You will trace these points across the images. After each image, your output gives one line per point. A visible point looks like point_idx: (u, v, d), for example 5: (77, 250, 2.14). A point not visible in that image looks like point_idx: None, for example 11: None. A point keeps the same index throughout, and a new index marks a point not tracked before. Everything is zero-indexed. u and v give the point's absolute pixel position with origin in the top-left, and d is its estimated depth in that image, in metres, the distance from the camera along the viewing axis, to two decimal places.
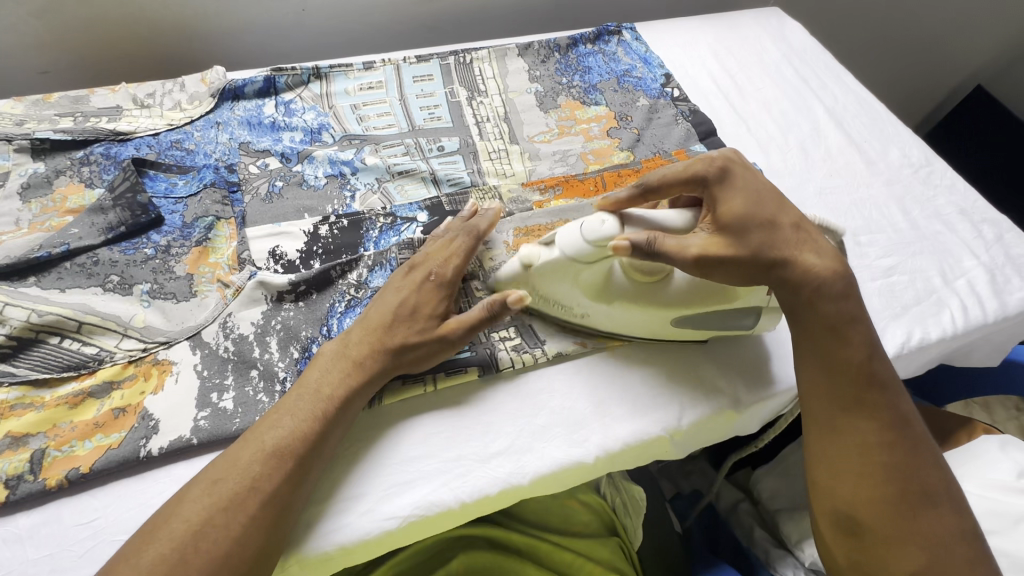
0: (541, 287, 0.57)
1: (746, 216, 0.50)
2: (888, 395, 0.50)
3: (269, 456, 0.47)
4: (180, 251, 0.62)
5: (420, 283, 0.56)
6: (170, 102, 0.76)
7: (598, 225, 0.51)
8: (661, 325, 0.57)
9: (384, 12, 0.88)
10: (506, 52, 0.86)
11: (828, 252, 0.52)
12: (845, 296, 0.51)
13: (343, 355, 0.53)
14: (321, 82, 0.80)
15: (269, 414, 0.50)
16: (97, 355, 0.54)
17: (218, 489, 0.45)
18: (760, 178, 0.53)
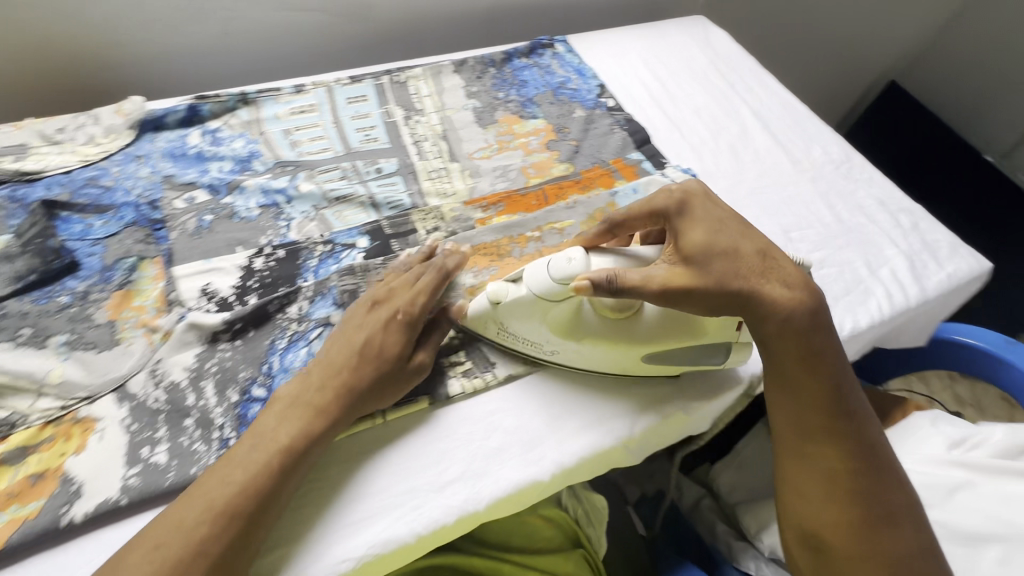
0: (507, 323, 0.56)
1: (709, 247, 0.50)
2: (856, 419, 0.52)
3: (217, 515, 0.44)
4: (99, 297, 0.58)
5: (386, 322, 0.54)
6: (84, 136, 0.71)
7: (566, 264, 0.51)
8: (634, 361, 0.56)
9: (313, 33, 0.87)
10: (441, 69, 0.86)
11: (800, 282, 0.52)
12: (819, 325, 0.52)
13: (296, 403, 0.50)
14: (250, 108, 0.77)
15: (218, 466, 0.47)
16: (9, 420, 0.50)
17: (161, 554, 0.42)
18: (724, 206, 0.54)
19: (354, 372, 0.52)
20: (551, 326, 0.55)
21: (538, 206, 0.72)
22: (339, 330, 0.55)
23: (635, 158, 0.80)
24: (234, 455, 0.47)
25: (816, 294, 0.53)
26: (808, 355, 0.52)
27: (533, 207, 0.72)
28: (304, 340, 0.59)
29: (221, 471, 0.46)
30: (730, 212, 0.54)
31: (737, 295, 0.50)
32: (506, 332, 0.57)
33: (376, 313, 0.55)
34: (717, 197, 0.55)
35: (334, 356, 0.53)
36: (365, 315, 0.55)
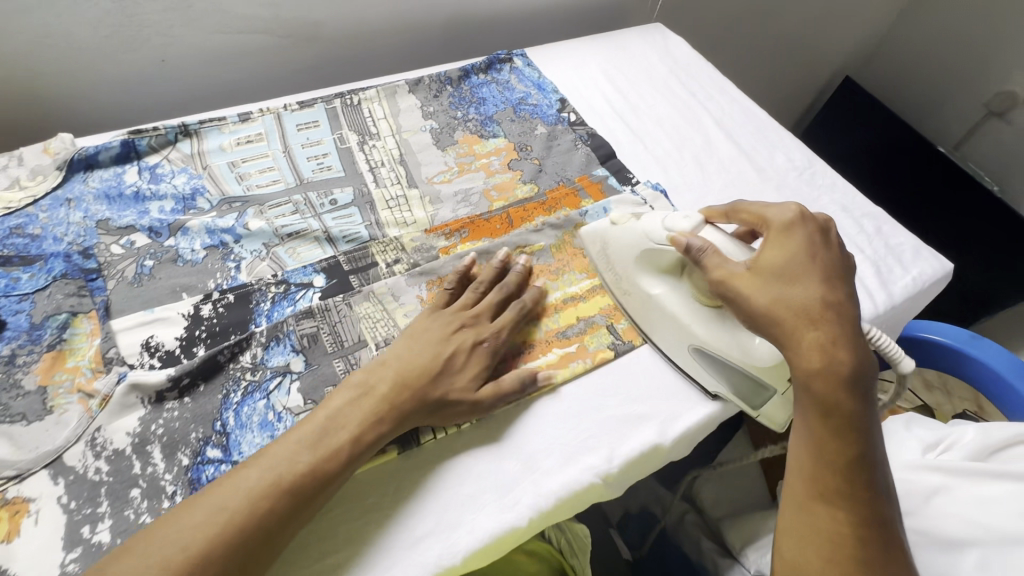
0: (614, 256, 0.65)
1: (791, 273, 0.52)
2: (875, 494, 0.47)
3: (284, 490, 0.44)
4: (28, 360, 0.53)
5: (473, 347, 0.57)
6: (6, 179, 0.65)
7: (680, 220, 0.60)
8: (683, 345, 0.60)
9: (258, 55, 0.83)
10: (395, 89, 0.83)
11: (857, 341, 0.50)
12: (857, 385, 0.49)
13: (320, 441, 0.47)
14: (192, 140, 0.72)
15: (291, 433, 0.48)
16: None
17: (222, 519, 0.42)
18: (832, 244, 0.55)
19: (448, 353, 0.55)
20: (650, 266, 0.63)
21: (504, 230, 0.70)
22: (419, 332, 0.56)
23: (600, 174, 0.78)
24: (267, 455, 0.46)
25: (868, 359, 0.50)
26: (835, 409, 0.48)
27: (498, 232, 0.69)
28: (261, 391, 0.55)
29: (228, 485, 0.44)
30: (836, 258, 0.54)
31: (789, 326, 0.51)
32: (606, 257, 0.66)
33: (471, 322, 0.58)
34: (831, 236, 0.56)
35: (434, 334, 0.56)
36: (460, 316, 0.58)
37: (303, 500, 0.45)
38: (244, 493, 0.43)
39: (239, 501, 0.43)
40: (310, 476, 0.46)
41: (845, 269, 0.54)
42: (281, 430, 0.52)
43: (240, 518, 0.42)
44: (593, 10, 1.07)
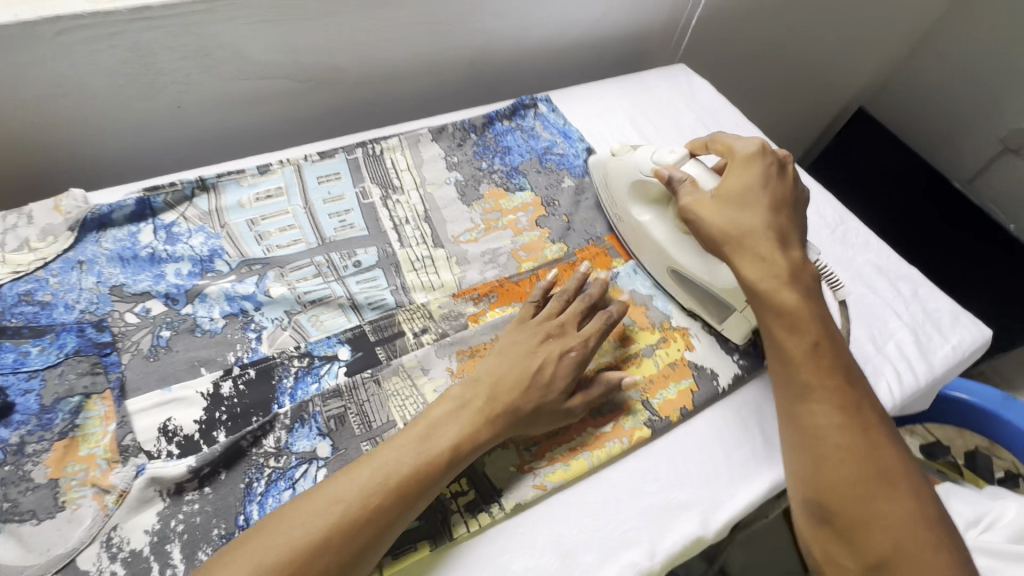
0: (611, 176, 0.72)
1: (743, 198, 0.58)
2: (842, 381, 0.53)
3: (372, 494, 0.46)
4: (38, 449, 0.50)
5: (558, 356, 0.57)
6: (15, 240, 0.62)
7: (666, 154, 0.64)
8: (665, 269, 0.68)
9: (277, 101, 0.80)
10: (418, 138, 0.80)
11: (796, 255, 0.57)
12: (800, 287, 0.55)
13: (385, 461, 0.48)
14: (209, 195, 0.69)
15: (385, 444, 0.49)
16: None
17: (319, 519, 0.44)
18: (787, 180, 0.61)
19: (539, 362, 0.56)
20: (642, 197, 0.68)
21: None
22: (505, 348, 0.58)
23: None
24: (377, 451, 0.48)
25: (806, 266, 0.57)
26: (788, 313, 0.54)
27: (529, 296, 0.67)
28: (286, 479, 0.52)
29: (341, 479, 0.46)
30: (784, 187, 0.60)
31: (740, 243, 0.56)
32: (609, 191, 0.73)
33: (559, 333, 0.59)
34: (786, 172, 0.61)
35: (523, 347, 0.57)
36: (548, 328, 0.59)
37: (398, 507, 0.47)
38: (358, 488, 0.46)
39: (355, 493, 0.45)
40: (415, 476, 0.48)
41: (794, 196, 0.61)
42: None
43: (357, 510, 0.45)
44: (616, 50, 1.04)
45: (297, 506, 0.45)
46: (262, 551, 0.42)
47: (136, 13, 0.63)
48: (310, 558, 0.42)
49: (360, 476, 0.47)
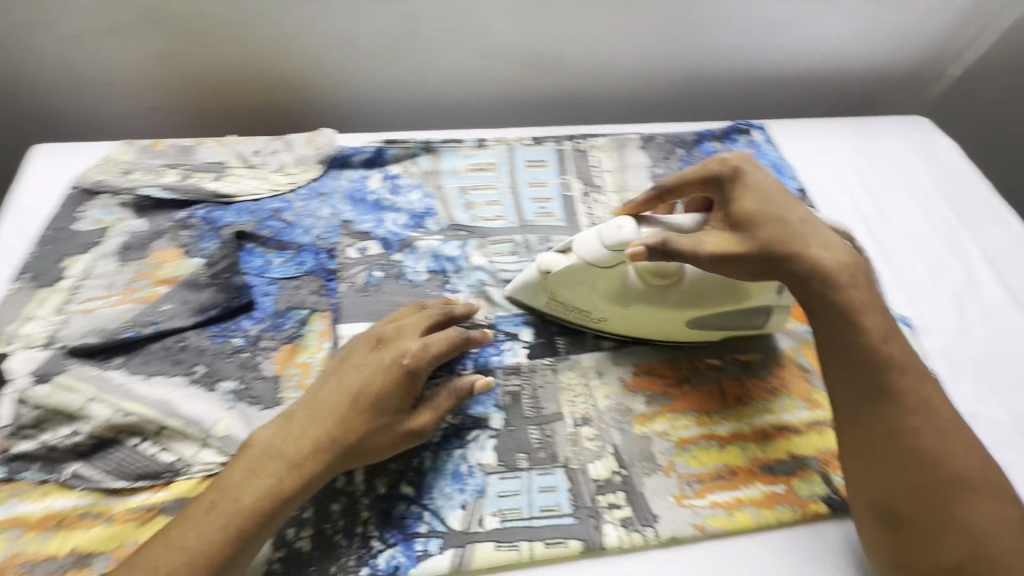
0: (560, 294, 0.60)
1: (750, 212, 0.54)
2: (914, 378, 0.49)
3: (273, 483, 0.46)
4: (270, 345, 0.57)
5: (387, 364, 0.51)
6: (276, 163, 0.72)
7: (614, 231, 0.55)
8: (679, 324, 0.60)
9: (501, 82, 0.84)
10: (626, 143, 0.80)
11: (830, 249, 0.52)
12: (853, 282, 0.51)
13: (272, 451, 0.47)
14: (431, 157, 0.75)
15: (245, 458, 0.47)
16: (175, 465, 0.50)
17: (259, 472, 0.46)
18: (765, 178, 0.57)
19: (388, 372, 0.50)
20: (595, 292, 0.59)
21: None
22: (339, 364, 0.52)
23: None
24: (249, 455, 0.48)
25: (847, 256, 0.53)
26: (850, 311, 0.50)
27: None
28: (458, 438, 0.55)
29: (233, 477, 0.46)
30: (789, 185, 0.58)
31: (780, 258, 0.52)
32: (557, 304, 0.61)
33: (392, 334, 0.53)
34: (757, 171, 0.57)
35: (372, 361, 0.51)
36: (375, 335, 0.54)
37: (291, 494, 0.46)
38: (255, 486, 0.46)
39: (258, 486, 0.46)
40: (276, 480, 0.46)
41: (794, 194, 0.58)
42: (472, 487, 0.52)
43: (255, 501, 0.45)
44: (845, 90, 0.96)
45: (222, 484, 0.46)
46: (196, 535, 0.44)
47: None
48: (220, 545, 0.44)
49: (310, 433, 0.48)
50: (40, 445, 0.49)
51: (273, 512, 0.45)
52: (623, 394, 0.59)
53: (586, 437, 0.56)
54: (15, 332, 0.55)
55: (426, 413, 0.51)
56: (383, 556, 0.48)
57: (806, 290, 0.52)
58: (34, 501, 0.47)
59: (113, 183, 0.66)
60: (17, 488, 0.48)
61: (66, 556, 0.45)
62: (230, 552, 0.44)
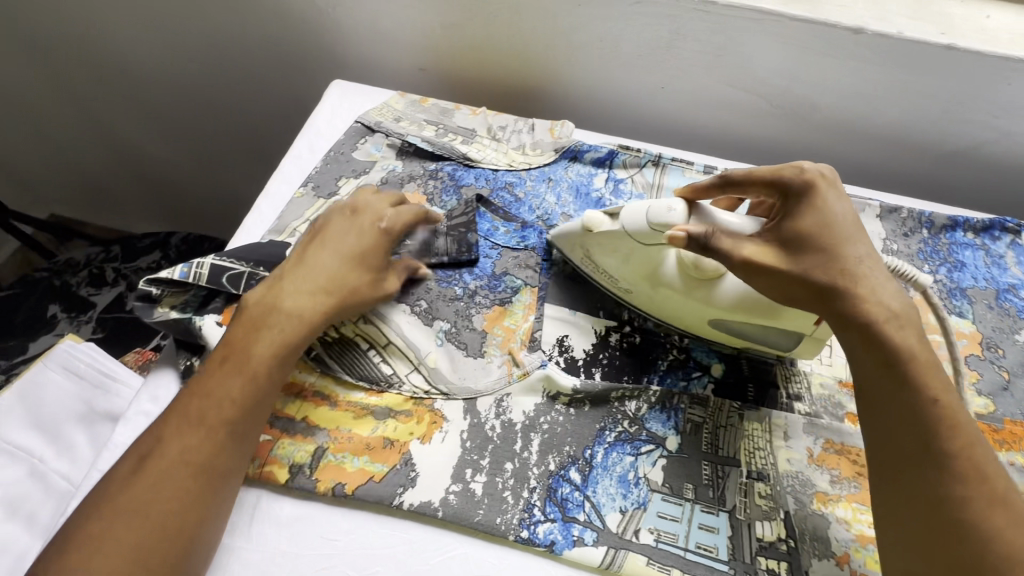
0: (592, 250, 0.62)
1: (806, 237, 0.50)
2: (968, 441, 0.44)
3: (281, 339, 0.52)
4: (482, 303, 0.63)
5: (365, 227, 0.58)
6: (517, 141, 0.78)
7: (664, 209, 0.55)
8: (703, 320, 0.60)
9: (739, 114, 0.83)
10: (864, 208, 0.75)
11: (897, 296, 0.49)
12: (909, 331, 0.48)
13: (272, 312, 0.53)
14: (657, 171, 0.76)
15: (247, 323, 0.52)
16: (389, 378, 0.58)
17: (265, 333, 0.52)
18: (846, 208, 0.52)
19: (369, 232, 0.58)
20: (630, 265, 0.61)
21: None
22: (319, 237, 0.58)
23: None
24: (249, 319, 0.52)
25: (905, 304, 0.48)
26: (898, 357, 0.46)
27: None
28: (631, 445, 0.56)
29: (242, 337, 0.51)
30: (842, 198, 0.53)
31: (825, 294, 0.49)
32: (591, 260, 0.64)
33: (364, 204, 0.61)
34: (836, 196, 0.52)
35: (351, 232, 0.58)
36: (348, 205, 0.60)
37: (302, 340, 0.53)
38: (264, 344, 0.51)
39: (267, 347, 0.51)
40: (285, 333, 0.52)
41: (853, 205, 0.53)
42: (635, 497, 0.53)
43: (271, 353, 0.51)
44: None
45: (231, 346, 0.51)
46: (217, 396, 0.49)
47: (699, 4, 0.71)
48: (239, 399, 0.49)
49: (309, 289, 0.54)
50: None
51: (287, 357, 0.52)
52: (808, 465, 0.56)
53: (758, 494, 0.54)
54: (296, 228, 0.67)
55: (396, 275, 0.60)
56: (542, 527, 0.51)
57: (847, 329, 0.49)
58: None
59: (387, 125, 0.77)
60: None
61: (300, 421, 0.55)
62: (253, 397, 0.49)
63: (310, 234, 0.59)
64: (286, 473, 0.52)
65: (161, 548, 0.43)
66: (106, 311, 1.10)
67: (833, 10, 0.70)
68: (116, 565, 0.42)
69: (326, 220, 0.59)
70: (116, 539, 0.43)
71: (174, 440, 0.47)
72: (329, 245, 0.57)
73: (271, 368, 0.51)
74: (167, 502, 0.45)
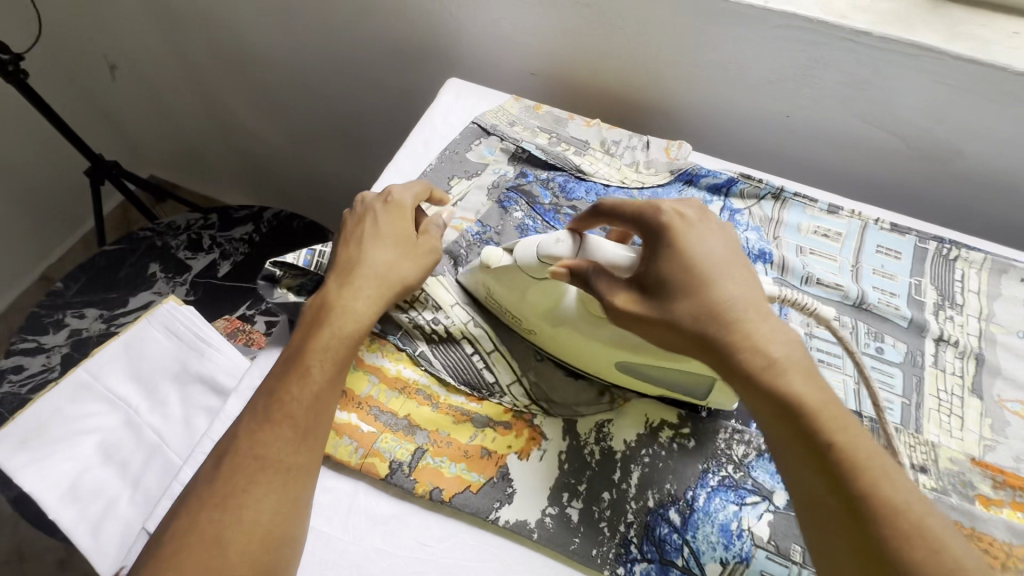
0: (491, 287, 0.58)
1: (667, 280, 0.47)
2: (876, 481, 0.39)
3: (342, 337, 0.53)
4: None
5: (397, 220, 0.59)
6: (630, 157, 0.76)
7: (551, 244, 0.53)
8: (608, 363, 0.55)
9: (868, 152, 0.78)
10: (1008, 270, 0.68)
11: (782, 343, 0.44)
12: (797, 380, 0.43)
13: (325, 316, 0.53)
14: (776, 204, 0.72)
15: (305, 332, 0.54)
16: (490, 387, 0.57)
17: (322, 338, 0.52)
18: (715, 246, 0.48)
19: (407, 225, 0.59)
20: (528, 304, 0.56)
21: None
22: (352, 239, 0.59)
23: None
24: (307, 326, 0.54)
25: (790, 352, 0.44)
26: (789, 404, 0.42)
27: None
28: (735, 494, 0.52)
29: (302, 343, 0.53)
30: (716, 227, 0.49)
31: (699, 340, 0.45)
32: (493, 299, 0.59)
33: (394, 200, 0.61)
34: (699, 236, 0.48)
35: (390, 228, 0.59)
36: (376, 204, 0.61)
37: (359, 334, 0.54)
38: (321, 345, 0.52)
39: (327, 348, 0.52)
40: (344, 331, 0.53)
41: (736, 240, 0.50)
42: (737, 551, 0.50)
43: (332, 351, 0.52)
44: None
45: (289, 361, 0.52)
46: (286, 404, 0.49)
47: (849, 34, 0.67)
48: (305, 406, 0.50)
49: (358, 285, 0.55)
50: (407, 318, 0.59)
51: (347, 354, 0.53)
52: None
53: None
54: None
55: (433, 232, 0.61)
56: (638, 566, 0.49)
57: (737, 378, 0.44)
58: (392, 361, 0.58)
59: (502, 129, 0.76)
60: (383, 344, 0.59)
61: (401, 418, 0.55)
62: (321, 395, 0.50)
63: (340, 241, 0.60)
64: (386, 469, 0.53)
65: (244, 538, 0.44)
66: (199, 276, 1.16)
67: (1003, 52, 0.65)
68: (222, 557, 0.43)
69: (363, 210, 0.60)
70: (206, 532, 0.44)
71: (245, 435, 0.48)
72: (370, 241, 0.58)
73: (322, 357, 0.51)
74: (243, 494, 0.46)
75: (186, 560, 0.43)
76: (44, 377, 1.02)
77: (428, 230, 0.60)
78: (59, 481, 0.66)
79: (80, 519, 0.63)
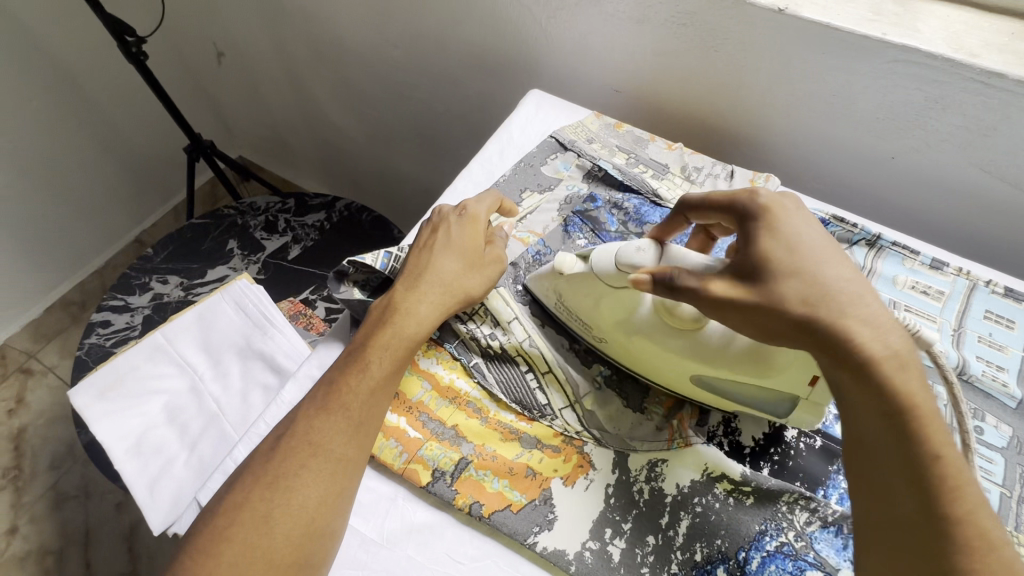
0: (564, 294, 0.58)
1: (769, 261, 0.43)
2: (970, 505, 0.35)
3: (404, 342, 0.53)
4: None
5: (469, 231, 0.59)
6: (712, 186, 0.71)
7: (632, 252, 0.52)
8: (684, 378, 0.54)
9: (985, 204, 0.70)
10: None
11: (879, 338, 0.39)
12: (896, 373, 0.39)
13: (387, 318, 0.54)
14: (870, 252, 0.66)
15: (367, 329, 0.54)
16: (542, 408, 0.56)
17: (387, 342, 0.53)
18: (814, 236, 0.44)
19: (478, 237, 0.59)
20: (603, 314, 0.56)
21: None
22: (425, 244, 0.59)
23: None
24: (370, 325, 0.54)
25: (893, 345, 0.39)
26: (891, 401, 0.38)
27: None
28: (794, 564, 0.47)
29: (363, 341, 0.53)
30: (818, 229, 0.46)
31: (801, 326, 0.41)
32: (564, 308, 0.59)
33: (469, 211, 0.60)
34: (800, 225, 0.44)
35: (460, 236, 0.59)
36: (452, 213, 0.61)
37: (417, 341, 0.54)
38: (380, 346, 0.52)
39: (386, 350, 0.52)
40: (403, 333, 0.53)
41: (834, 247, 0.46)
42: None
43: (388, 353, 0.52)
44: None
45: (350, 356, 0.53)
46: (343, 398, 0.50)
47: (981, 75, 0.60)
48: (361, 404, 0.50)
49: (423, 290, 0.55)
50: (465, 329, 0.59)
51: (404, 358, 0.53)
52: None
53: None
54: None
55: (497, 244, 0.61)
56: None
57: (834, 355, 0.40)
58: (445, 370, 0.58)
59: (579, 145, 0.75)
60: (439, 351, 0.59)
61: (449, 427, 0.55)
62: (374, 396, 0.51)
63: (413, 244, 0.60)
64: (428, 475, 0.53)
65: (291, 523, 0.45)
66: (272, 256, 1.22)
67: None
68: (270, 538, 0.44)
69: (438, 219, 0.60)
70: (256, 510, 0.45)
71: (302, 420, 0.49)
72: (440, 249, 0.58)
73: (381, 355, 0.52)
74: (294, 477, 0.46)
75: (236, 534, 0.44)
76: (126, 334, 1.10)
77: (493, 242, 0.61)
78: (126, 435, 0.71)
79: (141, 473, 0.68)
